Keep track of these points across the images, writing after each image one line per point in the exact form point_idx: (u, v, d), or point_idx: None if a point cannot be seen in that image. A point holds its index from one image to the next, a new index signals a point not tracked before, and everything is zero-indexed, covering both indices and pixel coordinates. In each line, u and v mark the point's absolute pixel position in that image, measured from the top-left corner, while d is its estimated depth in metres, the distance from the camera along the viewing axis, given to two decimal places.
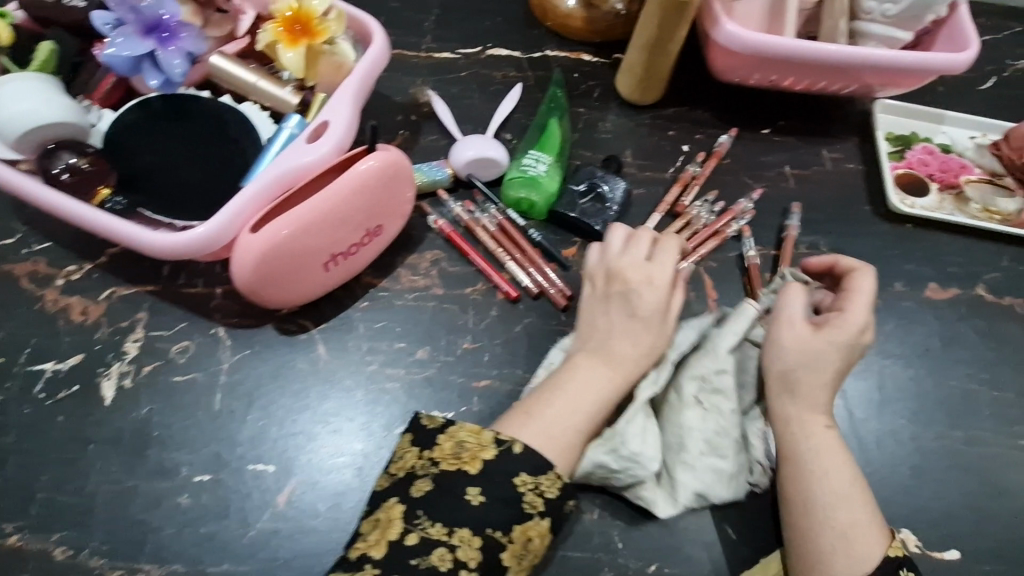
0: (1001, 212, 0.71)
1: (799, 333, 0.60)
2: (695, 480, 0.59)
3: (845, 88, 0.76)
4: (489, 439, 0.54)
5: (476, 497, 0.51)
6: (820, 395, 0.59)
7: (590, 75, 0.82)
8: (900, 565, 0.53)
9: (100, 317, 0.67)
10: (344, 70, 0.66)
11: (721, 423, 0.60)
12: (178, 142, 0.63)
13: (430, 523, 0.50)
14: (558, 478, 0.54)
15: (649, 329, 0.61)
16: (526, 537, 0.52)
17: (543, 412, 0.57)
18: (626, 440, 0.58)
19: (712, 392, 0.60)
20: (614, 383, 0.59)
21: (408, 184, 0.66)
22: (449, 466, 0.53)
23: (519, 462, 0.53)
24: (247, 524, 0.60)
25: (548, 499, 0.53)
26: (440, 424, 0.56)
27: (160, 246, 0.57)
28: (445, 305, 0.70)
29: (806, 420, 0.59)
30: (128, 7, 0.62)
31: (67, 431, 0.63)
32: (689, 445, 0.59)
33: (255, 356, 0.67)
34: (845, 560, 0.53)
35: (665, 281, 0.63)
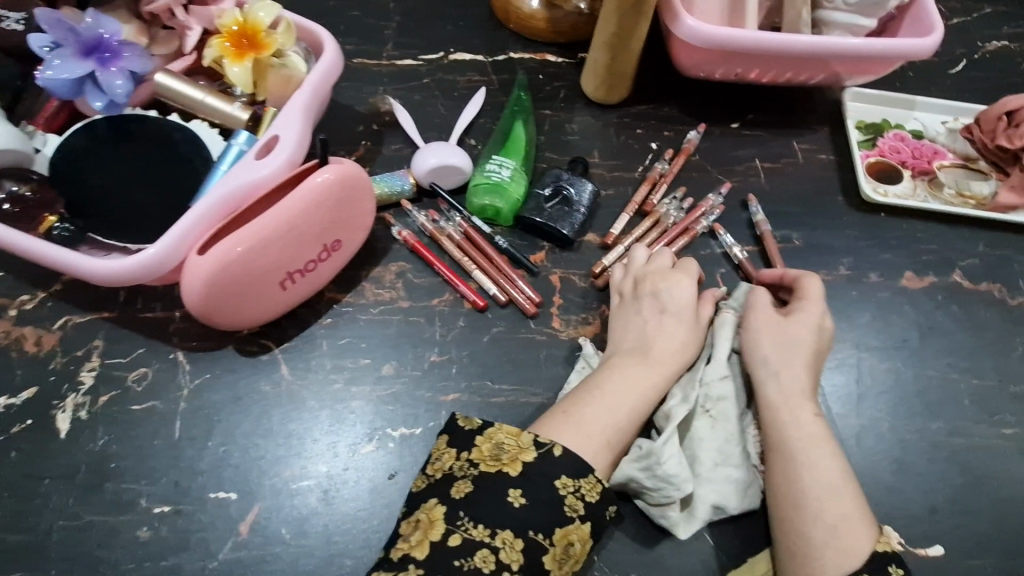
0: (976, 195, 0.72)
1: (766, 321, 0.57)
2: (712, 492, 0.53)
3: (811, 79, 0.73)
4: (529, 441, 0.49)
5: (518, 498, 0.46)
6: (801, 380, 0.55)
7: (555, 76, 0.78)
8: (887, 562, 0.47)
9: (54, 348, 0.57)
10: (295, 82, 0.59)
11: (731, 431, 0.54)
12: (125, 163, 0.56)
13: (472, 524, 0.45)
14: (598, 482, 0.48)
15: (681, 328, 0.58)
16: (567, 541, 0.46)
17: (582, 411, 0.52)
18: (663, 458, 0.51)
19: (717, 400, 0.55)
20: (653, 385, 0.55)
21: (366, 197, 0.58)
22: (489, 468, 0.48)
23: (559, 465, 0.48)
24: (209, 555, 0.51)
25: (589, 503, 0.48)
26: (478, 427, 0.51)
27: (97, 273, 0.50)
28: (411, 317, 0.62)
29: (795, 406, 0.54)
30: (65, 26, 0.54)
31: (16, 470, 0.53)
32: (703, 456, 0.53)
33: (215, 381, 0.57)
34: (835, 555, 0.47)
35: (682, 287, 0.60)
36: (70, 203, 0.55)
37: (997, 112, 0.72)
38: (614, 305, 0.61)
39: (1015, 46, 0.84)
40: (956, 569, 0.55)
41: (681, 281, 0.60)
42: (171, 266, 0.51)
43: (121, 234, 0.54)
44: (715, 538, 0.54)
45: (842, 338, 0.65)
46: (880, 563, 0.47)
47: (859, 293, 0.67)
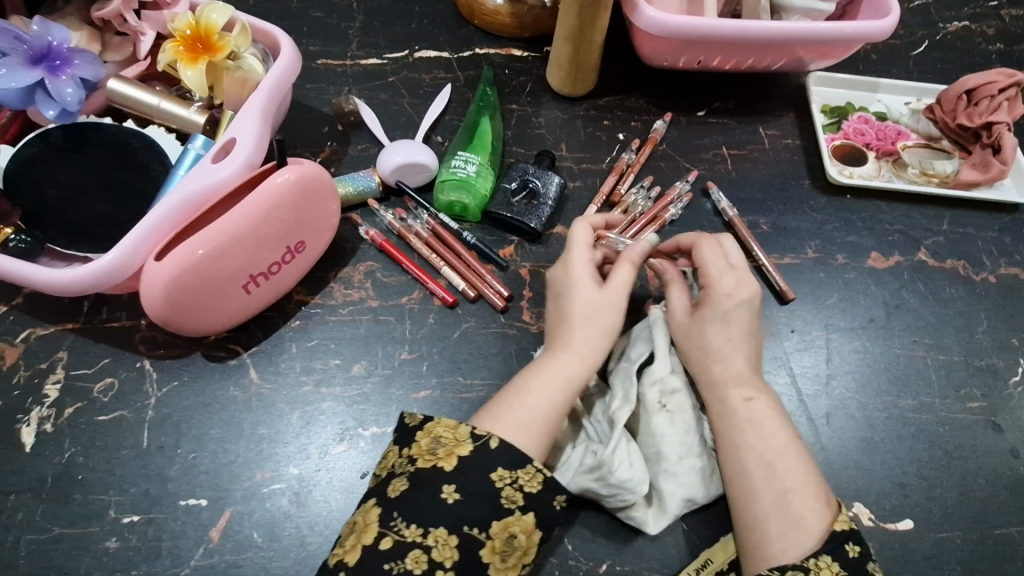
0: (939, 173, 0.72)
1: (682, 322, 0.58)
2: (681, 487, 0.53)
3: (773, 65, 0.73)
4: (465, 434, 0.48)
5: (452, 494, 0.45)
6: (738, 364, 0.55)
7: (520, 71, 0.78)
8: (846, 539, 0.47)
9: (17, 361, 0.57)
10: (250, 84, 0.59)
11: (688, 422, 0.54)
12: (81, 172, 0.55)
13: (404, 524, 0.45)
14: (538, 470, 0.48)
15: (608, 307, 0.56)
16: (508, 533, 0.46)
17: (512, 409, 0.50)
18: (614, 467, 0.51)
19: (672, 393, 0.55)
20: (575, 370, 0.53)
21: (329, 199, 0.58)
22: (424, 464, 0.47)
23: (497, 457, 0.47)
24: (180, 563, 0.50)
25: (529, 493, 0.47)
26: (418, 422, 0.50)
27: (53, 283, 0.49)
28: (380, 317, 0.62)
29: (728, 392, 0.54)
30: (11, 36, 0.53)
31: None
32: (667, 452, 0.53)
33: (185, 387, 0.57)
34: (781, 530, 0.48)
35: (583, 271, 0.57)
36: (26, 214, 0.54)
37: (957, 91, 0.73)
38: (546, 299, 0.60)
39: (975, 27, 0.85)
40: (924, 542, 0.56)
41: (573, 266, 0.57)
42: (132, 271, 0.51)
43: (82, 244, 0.53)
44: (689, 521, 0.54)
45: (810, 319, 0.65)
46: (840, 540, 0.47)
47: (827, 275, 0.68)
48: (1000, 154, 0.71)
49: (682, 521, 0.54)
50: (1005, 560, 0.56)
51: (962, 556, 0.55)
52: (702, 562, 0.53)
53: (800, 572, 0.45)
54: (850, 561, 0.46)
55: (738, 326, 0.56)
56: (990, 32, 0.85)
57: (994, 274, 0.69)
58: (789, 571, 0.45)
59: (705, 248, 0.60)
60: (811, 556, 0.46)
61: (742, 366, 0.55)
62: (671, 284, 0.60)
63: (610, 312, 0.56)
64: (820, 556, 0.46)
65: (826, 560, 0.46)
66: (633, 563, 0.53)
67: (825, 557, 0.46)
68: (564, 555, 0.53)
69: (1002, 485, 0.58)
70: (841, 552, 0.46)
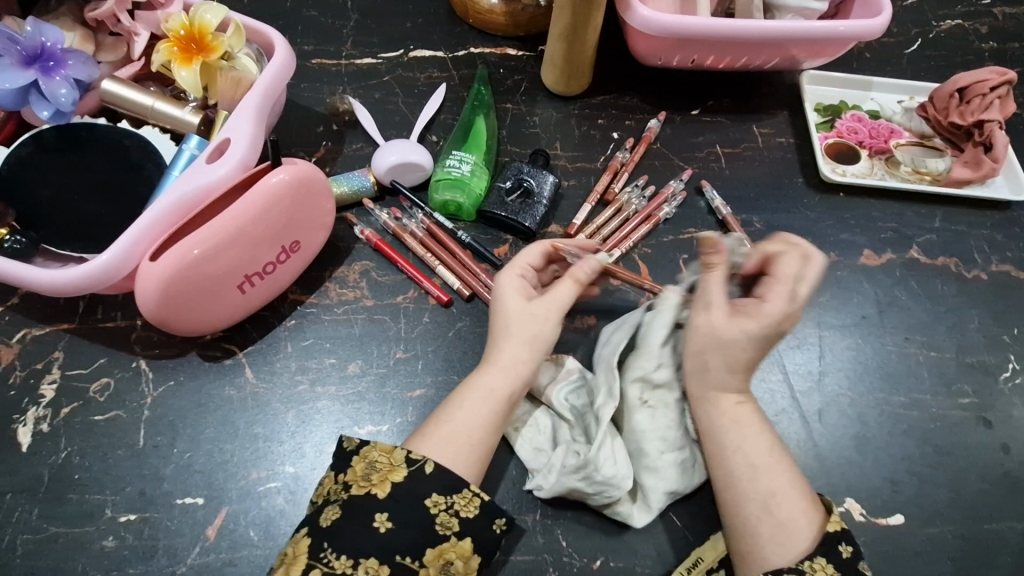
0: (932, 171, 0.72)
1: (715, 321, 0.53)
2: (663, 482, 0.53)
3: (767, 63, 0.74)
4: (401, 459, 0.48)
5: (384, 522, 0.45)
6: (727, 377, 0.53)
7: (515, 70, 0.78)
8: (837, 541, 0.48)
9: (13, 362, 0.57)
10: (245, 84, 0.58)
11: (671, 417, 0.55)
12: (76, 172, 0.56)
13: (334, 555, 0.44)
14: (474, 495, 0.48)
15: (536, 319, 0.55)
16: (443, 559, 0.46)
17: (440, 427, 0.51)
18: (599, 465, 0.51)
19: (655, 388, 0.55)
20: (499, 383, 0.53)
21: (323, 198, 0.58)
22: (359, 491, 0.47)
23: (432, 482, 0.47)
24: (176, 561, 0.51)
25: (464, 518, 0.47)
26: (355, 447, 0.50)
27: (47, 284, 0.50)
28: (375, 316, 0.62)
29: (717, 397, 0.53)
30: (3, 36, 0.54)
31: None
32: (648, 448, 0.54)
33: (180, 387, 0.57)
34: (770, 534, 0.48)
35: (511, 286, 0.56)
36: (21, 215, 0.54)
37: (949, 90, 0.73)
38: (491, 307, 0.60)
39: (968, 25, 0.86)
40: (914, 538, 0.56)
41: (511, 282, 0.56)
42: (125, 272, 0.51)
43: (76, 244, 0.54)
44: (683, 517, 0.55)
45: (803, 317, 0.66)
46: (832, 542, 0.47)
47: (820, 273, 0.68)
48: (992, 152, 0.71)
49: (676, 517, 0.55)
50: (995, 555, 0.56)
51: (952, 550, 0.56)
52: (693, 562, 0.53)
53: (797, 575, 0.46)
54: (844, 562, 0.47)
55: (757, 348, 0.53)
56: (983, 30, 0.85)
57: (986, 271, 0.69)
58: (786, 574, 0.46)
59: (784, 266, 0.54)
60: (807, 558, 0.47)
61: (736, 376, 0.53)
62: (711, 272, 0.54)
63: (541, 324, 0.55)
64: (814, 559, 0.47)
65: (821, 562, 0.47)
66: (628, 559, 0.54)
67: (820, 559, 0.47)
68: (559, 550, 0.53)
69: (992, 481, 0.59)
70: (836, 553, 0.47)
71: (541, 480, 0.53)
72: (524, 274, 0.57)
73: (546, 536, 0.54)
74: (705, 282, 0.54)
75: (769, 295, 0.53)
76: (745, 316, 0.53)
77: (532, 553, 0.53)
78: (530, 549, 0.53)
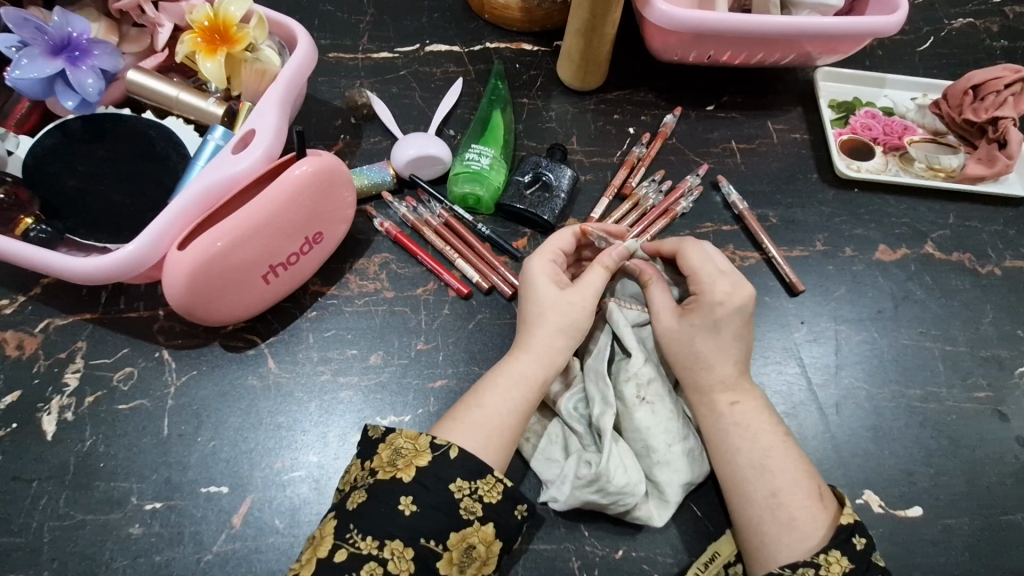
0: (946, 168, 0.73)
1: (669, 322, 0.56)
2: (677, 474, 0.53)
3: (783, 59, 0.74)
4: (426, 444, 0.48)
5: (409, 506, 0.45)
6: (717, 373, 0.55)
7: (531, 65, 0.78)
8: (852, 532, 0.48)
9: (36, 351, 0.57)
10: (268, 76, 0.59)
11: (670, 408, 0.55)
12: (102, 163, 0.56)
13: (360, 536, 0.45)
14: (498, 481, 0.48)
15: (572, 307, 0.55)
16: (466, 543, 0.46)
17: (471, 412, 0.51)
18: (611, 475, 0.51)
19: (649, 383, 0.55)
20: (524, 369, 0.53)
21: (345, 188, 0.58)
22: (385, 475, 0.47)
23: (456, 467, 0.47)
24: (202, 548, 0.51)
25: (488, 504, 0.47)
26: (380, 434, 0.50)
27: (76, 272, 0.50)
28: (396, 308, 0.62)
29: (710, 399, 0.55)
30: (32, 25, 0.54)
31: (4, 473, 0.53)
32: (656, 444, 0.54)
33: (203, 377, 0.57)
34: (773, 533, 0.49)
35: (545, 274, 0.57)
36: (46, 204, 0.54)
37: (963, 87, 0.73)
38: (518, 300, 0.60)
39: (980, 23, 0.86)
40: (930, 529, 0.57)
41: (541, 281, 0.56)
42: (153, 261, 0.52)
43: (101, 234, 0.54)
44: (703, 508, 0.55)
45: (819, 311, 0.66)
46: (846, 535, 0.47)
47: (834, 268, 0.69)
48: (1006, 148, 0.71)
49: (696, 507, 0.55)
50: (1010, 547, 0.57)
51: (969, 542, 0.57)
52: (709, 557, 0.53)
53: (811, 568, 0.46)
54: (857, 554, 0.47)
55: (720, 337, 0.55)
56: (995, 29, 0.86)
57: (1000, 266, 0.70)
58: (802, 568, 0.46)
59: (690, 253, 0.58)
60: (820, 551, 0.47)
61: (726, 369, 0.55)
62: (649, 284, 0.58)
63: (577, 312, 0.55)
64: (829, 552, 0.47)
65: (836, 555, 0.46)
66: (648, 549, 0.54)
67: (834, 552, 0.47)
68: (579, 538, 0.54)
69: (1007, 473, 0.59)
70: (849, 545, 0.47)
71: (556, 492, 0.52)
72: (556, 260, 0.58)
73: (568, 525, 0.54)
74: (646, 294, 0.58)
75: (700, 277, 0.57)
76: (695, 312, 0.56)
77: (553, 542, 0.54)
78: (551, 538, 0.54)
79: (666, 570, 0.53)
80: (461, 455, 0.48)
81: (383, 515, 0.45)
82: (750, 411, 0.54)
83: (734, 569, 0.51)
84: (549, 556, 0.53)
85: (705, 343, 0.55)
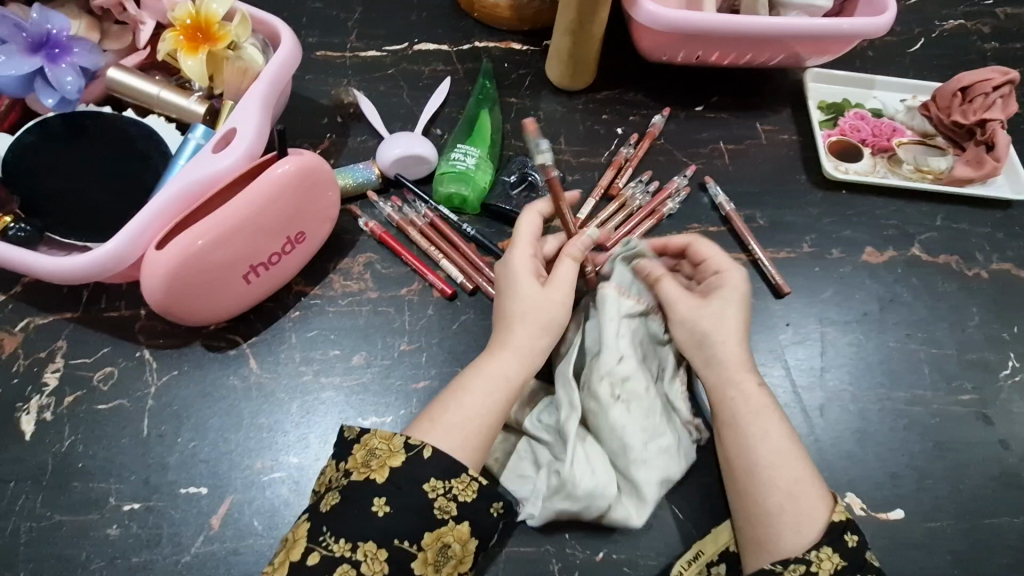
0: (935, 169, 0.72)
1: (695, 303, 0.57)
2: (654, 471, 0.53)
3: (771, 59, 0.74)
4: (400, 444, 0.48)
5: (383, 506, 0.45)
6: (734, 356, 0.55)
7: (520, 64, 0.78)
8: (843, 530, 0.48)
9: (16, 350, 0.57)
10: (251, 74, 0.59)
11: (646, 404, 0.55)
12: (82, 161, 0.55)
13: (334, 539, 0.44)
14: (473, 480, 0.47)
15: (539, 298, 0.55)
16: (441, 543, 0.46)
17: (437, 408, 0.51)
18: (576, 480, 0.51)
19: (623, 382, 0.55)
20: (494, 368, 0.53)
21: (327, 188, 0.58)
22: (358, 476, 0.47)
23: (430, 467, 0.47)
24: (181, 549, 0.51)
25: (463, 502, 0.47)
26: (356, 435, 0.50)
27: (56, 272, 0.50)
28: (379, 308, 0.62)
29: (741, 382, 0.54)
30: (9, 22, 0.54)
31: None
32: (632, 443, 0.53)
33: (184, 377, 0.57)
34: (794, 521, 0.48)
35: (524, 267, 0.56)
36: (25, 202, 0.54)
37: (952, 89, 0.73)
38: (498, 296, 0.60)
39: (971, 25, 0.86)
40: (913, 532, 0.57)
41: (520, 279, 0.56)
42: (129, 262, 0.51)
43: (82, 232, 0.53)
44: (683, 511, 0.55)
45: (805, 313, 0.66)
46: (838, 531, 0.48)
47: (820, 269, 0.69)
48: (994, 151, 0.71)
49: (676, 509, 0.55)
50: (993, 551, 0.57)
51: (951, 546, 0.56)
52: (692, 555, 0.53)
53: (803, 563, 0.46)
54: (849, 551, 0.47)
55: (739, 318, 0.57)
56: (986, 30, 0.86)
57: (987, 269, 0.70)
58: (793, 564, 0.46)
59: (701, 248, 0.60)
60: (813, 547, 0.47)
61: (740, 355, 0.55)
62: (659, 279, 0.58)
63: (550, 308, 0.55)
64: (821, 548, 0.47)
65: (827, 552, 0.47)
66: (628, 553, 0.54)
67: (826, 548, 0.47)
68: (558, 538, 0.54)
69: (991, 476, 0.59)
70: (841, 541, 0.47)
71: (531, 508, 0.53)
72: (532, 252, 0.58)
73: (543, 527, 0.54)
74: (659, 290, 0.58)
75: (713, 268, 0.59)
76: (718, 292, 0.58)
77: (530, 545, 0.53)
78: (530, 540, 0.53)
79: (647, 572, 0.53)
80: (442, 457, 0.47)
81: (360, 518, 0.45)
82: (758, 393, 0.54)
83: (716, 569, 0.52)
84: (525, 558, 0.53)
85: (728, 322, 0.56)
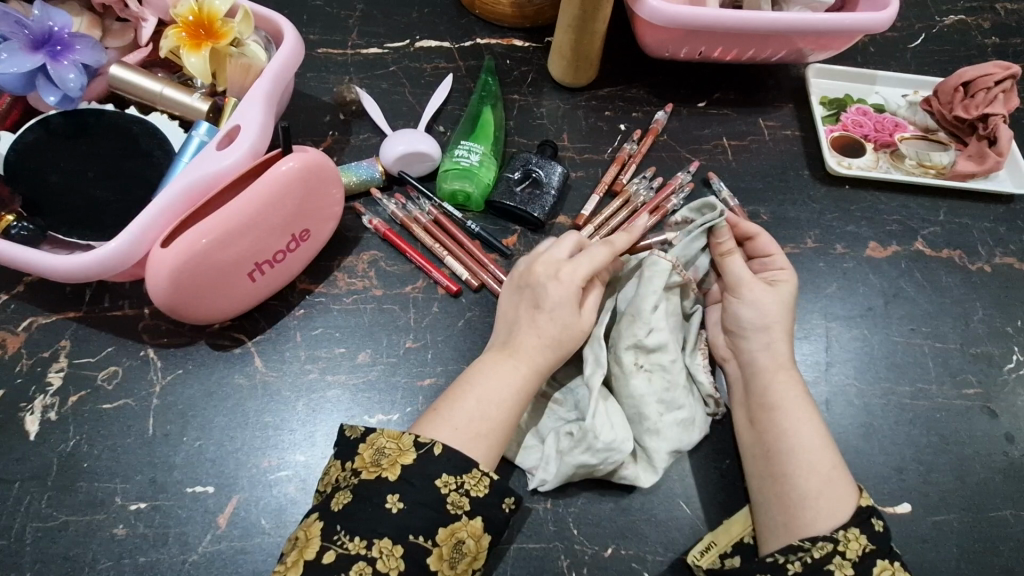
0: (937, 164, 0.73)
1: (755, 289, 0.57)
2: (665, 442, 0.54)
3: (774, 55, 0.74)
4: (409, 443, 0.48)
5: (396, 503, 0.45)
6: (784, 346, 0.57)
7: (522, 61, 0.78)
8: (869, 515, 0.49)
9: (18, 350, 0.56)
10: (254, 71, 0.58)
11: (667, 379, 0.56)
12: (83, 160, 0.55)
13: (348, 537, 0.44)
14: (484, 475, 0.47)
15: (562, 311, 0.54)
16: (455, 538, 0.46)
17: (449, 408, 0.50)
18: (598, 431, 0.52)
19: (651, 352, 0.56)
20: (516, 376, 0.52)
21: (333, 185, 0.57)
22: (369, 475, 0.46)
23: (441, 463, 0.47)
24: (188, 549, 0.51)
25: (475, 498, 0.47)
26: (361, 434, 0.49)
27: (61, 271, 0.49)
28: (385, 305, 0.62)
29: (773, 375, 0.55)
30: (11, 19, 0.54)
31: None
32: (648, 411, 0.55)
33: (189, 376, 0.57)
34: (827, 504, 0.48)
35: (567, 292, 0.54)
36: (27, 201, 0.54)
37: (954, 84, 0.73)
38: (501, 293, 0.59)
39: (971, 20, 0.86)
40: (920, 526, 0.57)
41: (560, 284, 0.55)
42: (134, 259, 0.51)
43: (84, 231, 0.53)
44: (691, 506, 0.55)
45: (810, 308, 0.66)
46: (865, 515, 0.48)
47: (824, 263, 0.69)
48: (996, 145, 0.71)
49: (684, 504, 0.55)
50: (1000, 544, 0.57)
51: (959, 539, 0.57)
52: (705, 546, 0.52)
53: (830, 542, 0.47)
54: (877, 535, 0.48)
55: (789, 314, 0.58)
56: (986, 25, 0.86)
57: (990, 263, 0.70)
58: (821, 541, 0.47)
59: (766, 242, 0.61)
60: (841, 528, 0.47)
61: (782, 348, 0.56)
62: (728, 255, 0.59)
63: (575, 334, 0.54)
64: (848, 529, 0.47)
65: (854, 533, 0.47)
66: (636, 547, 0.54)
67: (853, 530, 0.47)
68: (566, 534, 0.54)
69: (997, 470, 0.59)
70: (868, 525, 0.48)
71: (544, 474, 0.53)
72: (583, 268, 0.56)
73: (550, 522, 0.54)
74: (724, 266, 0.59)
75: (777, 263, 0.60)
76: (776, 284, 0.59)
77: (537, 542, 0.53)
78: (537, 536, 0.53)
79: (656, 567, 0.53)
80: (452, 454, 0.47)
81: (372, 515, 0.44)
82: (797, 384, 0.55)
83: (729, 561, 0.51)
84: (531, 553, 0.53)
85: (779, 315, 0.57)
